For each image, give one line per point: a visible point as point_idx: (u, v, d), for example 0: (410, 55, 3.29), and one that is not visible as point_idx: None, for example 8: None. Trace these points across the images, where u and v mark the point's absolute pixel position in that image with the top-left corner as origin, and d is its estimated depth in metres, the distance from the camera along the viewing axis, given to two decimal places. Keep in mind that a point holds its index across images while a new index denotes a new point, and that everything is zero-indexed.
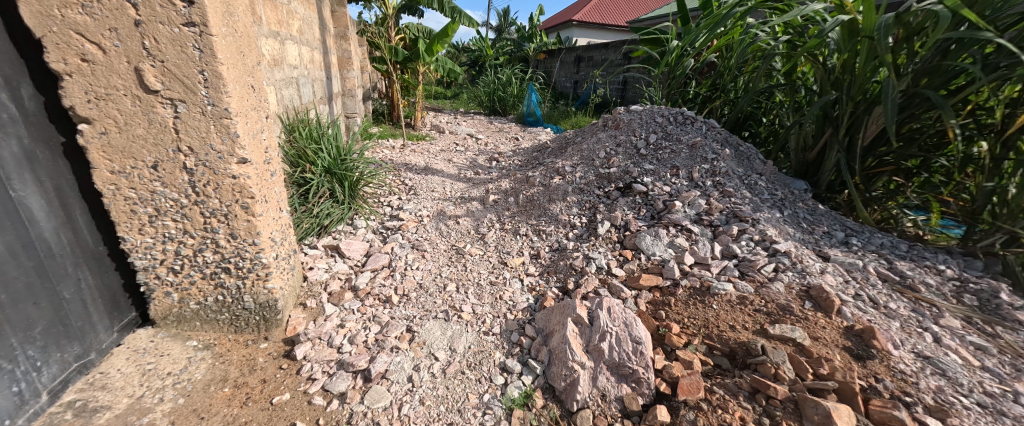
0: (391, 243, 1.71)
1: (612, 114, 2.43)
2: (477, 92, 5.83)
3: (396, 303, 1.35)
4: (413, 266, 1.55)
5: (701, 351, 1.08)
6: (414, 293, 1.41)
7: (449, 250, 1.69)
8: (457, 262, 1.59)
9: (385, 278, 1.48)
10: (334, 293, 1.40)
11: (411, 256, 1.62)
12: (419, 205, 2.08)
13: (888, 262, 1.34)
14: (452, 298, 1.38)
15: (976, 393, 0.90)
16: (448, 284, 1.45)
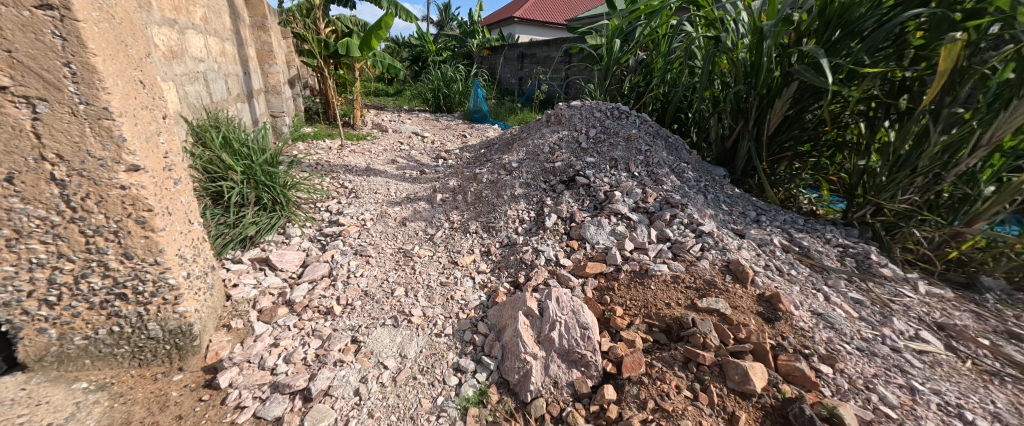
0: (331, 250, 1.60)
1: (554, 110, 2.46)
2: (420, 88, 5.66)
3: (338, 314, 1.28)
4: (357, 273, 1.47)
5: (641, 329, 1.15)
6: (359, 302, 1.34)
7: (395, 253, 1.62)
8: (405, 266, 1.54)
9: (325, 289, 1.39)
10: (266, 309, 1.28)
11: (354, 262, 1.53)
12: (361, 208, 1.97)
13: (790, 235, 1.53)
14: (401, 302, 1.33)
15: (856, 340, 1.07)
16: (396, 289, 1.39)
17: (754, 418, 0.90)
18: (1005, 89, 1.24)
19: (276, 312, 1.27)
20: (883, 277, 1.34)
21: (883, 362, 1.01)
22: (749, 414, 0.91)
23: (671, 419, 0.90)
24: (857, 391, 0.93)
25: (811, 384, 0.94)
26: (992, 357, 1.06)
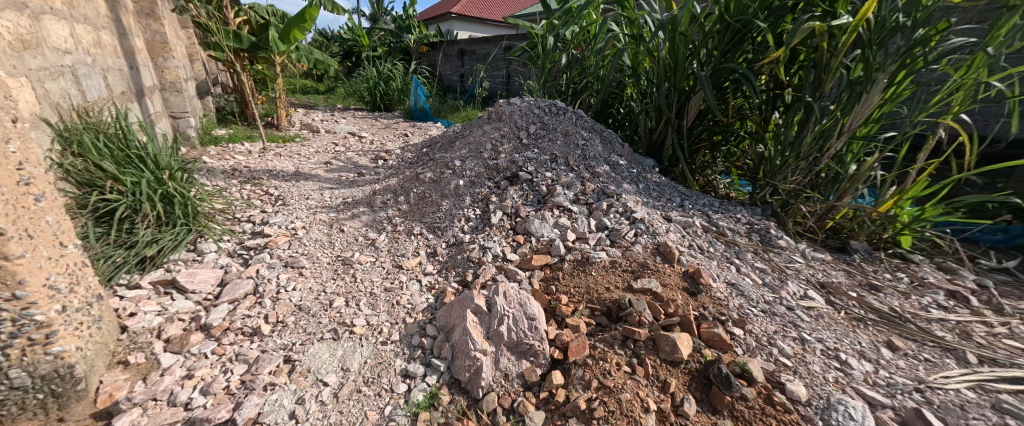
0: (256, 265, 1.45)
1: (494, 107, 2.41)
2: (354, 86, 5.33)
3: (268, 334, 1.17)
4: (288, 288, 1.35)
5: (585, 314, 1.20)
6: (293, 318, 1.23)
7: (333, 263, 1.52)
8: (345, 274, 1.44)
9: (250, 308, 1.26)
10: (176, 337, 1.14)
11: (285, 276, 1.40)
12: (289, 217, 1.81)
13: (709, 216, 1.69)
14: (341, 314, 1.25)
15: (760, 304, 1.22)
16: (335, 300, 1.30)
17: (683, 383, 0.98)
18: (858, 84, 1.50)
19: (188, 340, 1.13)
20: (782, 247, 1.53)
21: (781, 320, 1.16)
22: (679, 380, 0.99)
23: (611, 394, 0.95)
24: (763, 348, 1.06)
25: (728, 346, 1.06)
26: (860, 307, 1.27)
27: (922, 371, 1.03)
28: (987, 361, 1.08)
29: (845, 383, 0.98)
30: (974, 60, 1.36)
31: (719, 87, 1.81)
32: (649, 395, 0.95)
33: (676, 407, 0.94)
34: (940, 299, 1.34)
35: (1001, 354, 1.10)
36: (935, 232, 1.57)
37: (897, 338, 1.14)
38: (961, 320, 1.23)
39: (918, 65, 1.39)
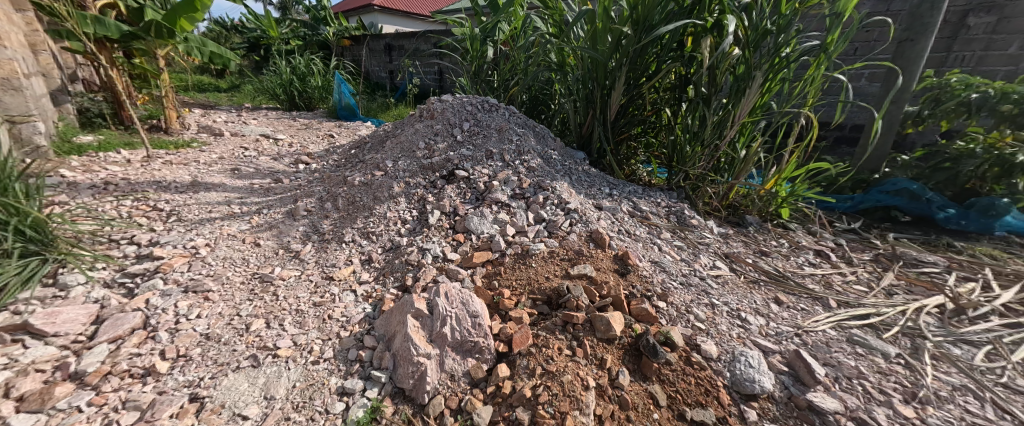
0: (144, 294, 1.22)
1: (426, 104, 2.35)
2: (264, 83, 4.81)
3: (166, 371, 0.99)
4: (192, 316, 1.17)
5: (527, 305, 1.24)
6: (199, 350, 1.07)
7: (249, 282, 1.36)
8: (264, 294, 1.31)
9: (140, 345, 1.05)
10: (33, 393, 0.89)
11: (185, 303, 1.22)
12: (187, 234, 1.58)
13: (635, 204, 1.83)
14: (261, 337, 1.12)
15: (679, 277, 1.36)
16: (253, 322, 1.17)
17: (618, 358, 1.06)
18: (743, 79, 1.74)
19: (52, 393, 0.90)
20: (695, 226, 1.72)
21: (695, 289, 1.31)
22: (614, 355, 1.07)
23: (553, 377, 0.99)
24: (683, 317, 1.19)
25: (654, 319, 1.16)
26: (755, 270, 1.49)
27: (800, 317, 1.25)
28: (842, 304, 1.35)
29: (747, 337, 1.14)
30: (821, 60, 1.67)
31: (633, 82, 1.96)
32: (588, 373, 1.01)
33: (612, 381, 1.01)
34: (811, 260, 1.62)
35: (852, 297, 1.38)
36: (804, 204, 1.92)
37: (782, 293, 1.37)
38: (824, 274, 1.52)
39: (783, 64, 1.66)
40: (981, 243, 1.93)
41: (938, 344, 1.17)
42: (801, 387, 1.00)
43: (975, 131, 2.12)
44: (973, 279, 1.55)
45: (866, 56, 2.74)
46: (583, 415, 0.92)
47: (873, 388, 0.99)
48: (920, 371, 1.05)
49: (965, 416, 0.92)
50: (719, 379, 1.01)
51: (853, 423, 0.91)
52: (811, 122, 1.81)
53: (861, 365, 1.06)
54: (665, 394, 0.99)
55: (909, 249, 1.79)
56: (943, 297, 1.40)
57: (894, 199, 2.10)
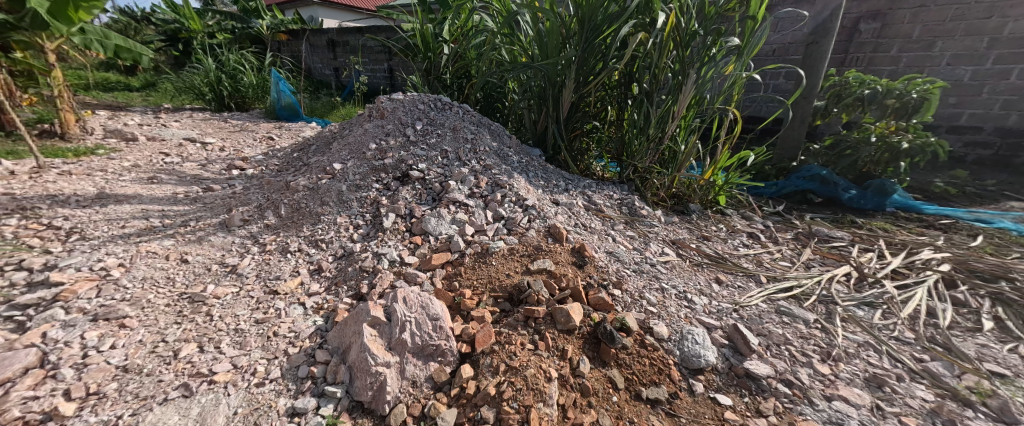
0: (37, 329, 1.03)
1: (374, 102, 2.25)
2: (185, 80, 4.32)
3: (74, 414, 0.85)
4: (105, 347, 1.01)
5: (488, 303, 1.22)
6: (115, 384, 0.92)
7: (175, 304, 1.20)
8: (194, 315, 1.16)
9: (35, 387, 0.88)
10: None
11: (94, 334, 1.04)
12: (93, 255, 1.36)
13: (590, 197, 1.88)
14: (193, 363, 0.99)
15: (632, 265, 1.42)
16: (184, 346, 1.04)
17: (579, 348, 1.08)
18: (679, 76, 1.87)
19: None
20: (645, 216, 1.81)
21: (647, 275, 1.37)
22: (574, 345, 1.08)
23: (517, 373, 0.99)
24: (637, 303, 1.24)
25: (611, 307, 1.20)
26: (698, 254, 1.59)
27: (736, 294, 1.36)
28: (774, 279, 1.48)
29: (693, 317, 1.21)
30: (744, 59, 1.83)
31: (582, 80, 2.02)
32: (550, 365, 1.02)
33: (574, 370, 1.03)
34: (745, 242, 1.77)
35: (778, 272, 1.53)
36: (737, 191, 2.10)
37: (722, 273, 1.49)
38: (756, 253, 1.67)
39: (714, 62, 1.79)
40: (875, 217, 2.21)
41: (847, 308, 1.35)
42: (739, 357, 1.09)
43: (866, 123, 2.47)
44: (871, 249, 1.78)
45: (782, 56, 3.04)
46: (547, 406, 0.92)
47: (798, 352, 1.12)
48: (832, 333, 1.21)
49: (868, 368, 1.08)
50: (671, 358, 1.07)
51: (782, 385, 1.02)
52: (739, 116, 1.99)
53: (788, 333, 1.18)
54: (623, 377, 1.03)
55: (820, 227, 2.02)
56: (848, 267, 1.59)
57: (809, 183, 2.41)
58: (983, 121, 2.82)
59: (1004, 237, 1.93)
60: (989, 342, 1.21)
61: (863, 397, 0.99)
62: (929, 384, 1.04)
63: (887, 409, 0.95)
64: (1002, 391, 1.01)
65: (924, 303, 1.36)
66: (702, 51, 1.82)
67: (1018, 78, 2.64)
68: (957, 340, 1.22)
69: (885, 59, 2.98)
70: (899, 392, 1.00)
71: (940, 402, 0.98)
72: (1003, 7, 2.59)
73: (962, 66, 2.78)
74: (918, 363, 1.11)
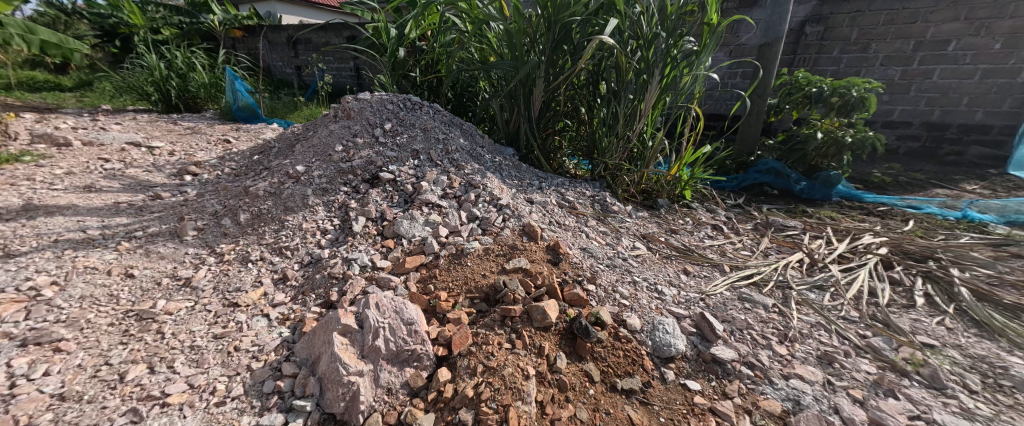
0: None
1: (340, 102, 2.16)
2: (127, 79, 3.98)
3: None
4: (37, 376, 0.91)
5: (465, 305, 1.20)
6: (50, 415, 0.83)
7: (120, 322, 1.11)
8: (143, 334, 1.07)
9: None
10: None
11: (24, 361, 0.94)
12: (21, 274, 1.23)
13: (563, 195, 1.90)
14: (143, 386, 0.91)
15: (605, 260, 1.44)
16: (131, 368, 0.95)
17: (556, 344, 1.08)
18: (645, 75, 1.92)
19: None
20: (617, 212, 1.84)
21: (619, 269, 1.40)
22: (551, 342, 1.08)
23: (495, 373, 0.97)
24: (610, 297, 1.25)
25: (586, 302, 1.21)
26: (667, 247, 1.64)
27: (702, 283, 1.41)
28: (737, 268, 1.55)
29: (663, 307, 1.24)
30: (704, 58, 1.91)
31: (551, 79, 2.03)
32: (528, 363, 1.01)
33: (551, 366, 1.03)
34: (710, 233, 1.84)
35: (740, 261, 1.60)
36: (701, 185, 2.19)
37: (689, 264, 1.54)
38: (719, 244, 1.74)
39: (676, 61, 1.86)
40: (822, 207, 2.37)
41: (800, 292, 1.43)
42: (706, 344, 1.13)
43: (814, 120, 2.63)
44: (819, 236, 1.90)
45: (739, 56, 3.18)
46: (525, 404, 0.91)
47: (758, 335, 1.17)
48: (788, 315, 1.28)
49: (819, 346, 1.15)
50: (643, 348, 1.09)
51: (745, 367, 1.06)
52: (702, 113, 2.07)
53: (749, 318, 1.24)
54: (599, 370, 1.04)
55: (777, 217, 2.12)
56: (800, 253, 1.69)
57: (765, 177, 2.57)
58: (912, 117, 3.13)
59: (933, 221, 2.13)
60: (921, 316, 1.33)
61: (816, 373, 1.05)
62: (872, 358, 1.12)
63: (837, 384, 1.02)
64: (933, 360, 1.11)
65: (866, 283, 1.47)
66: (666, 50, 1.87)
67: (939, 78, 2.96)
68: (895, 316, 1.33)
69: (828, 60, 3.29)
70: (847, 367, 1.08)
71: (881, 373, 1.06)
72: (925, 13, 2.91)
73: (893, 66, 3.08)
74: (862, 339, 1.20)
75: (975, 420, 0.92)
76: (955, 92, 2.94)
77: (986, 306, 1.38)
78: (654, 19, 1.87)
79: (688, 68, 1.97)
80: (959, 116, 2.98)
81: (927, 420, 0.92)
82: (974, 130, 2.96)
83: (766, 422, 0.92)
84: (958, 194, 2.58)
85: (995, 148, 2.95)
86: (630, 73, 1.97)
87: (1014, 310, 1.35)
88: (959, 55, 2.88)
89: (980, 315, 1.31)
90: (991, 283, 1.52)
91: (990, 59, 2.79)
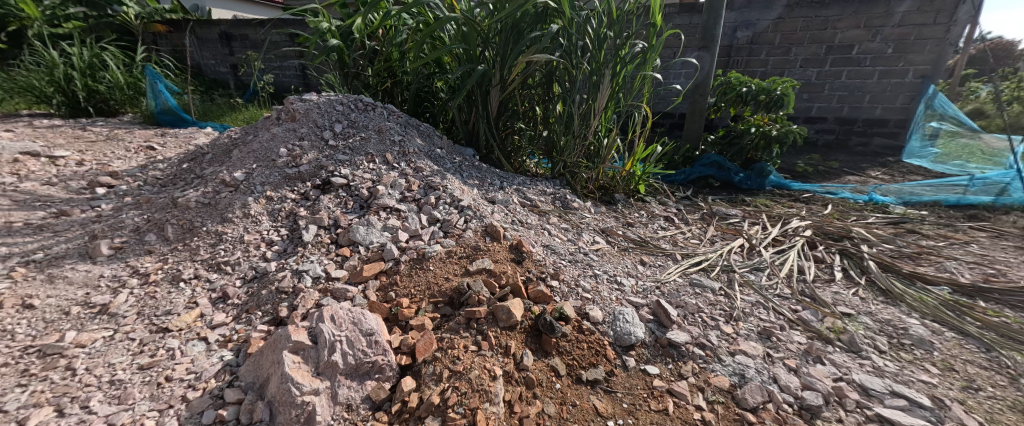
0: None
1: (283, 104, 2.02)
2: (20, 78, 3.45)
3: None
4: None
5: (428, 310, 1.16)
6: None
7: (17, 362, 0.96)
8: (47, 373, 0.93)
9: None
10: None
11: None
12: None
13: (524, 194, 1.90)
14: None
15: (567, 255, 1.45)
16: (33, 413, 0.82)
17: (522, 343, 1.07)
18: (596, 76, 1.96)
19: None
20: (576, 209, 1.88)
21: (581, 264, 1.42)
22: (517, 340, 1.07)
23: (461, 377, 0.94)
24: (573, 291, 1.26)
25: (550, 298, 1.20)
26: (624, 240, 1.69)
27: (657, 272, 1.47)
28: (686, 255, 1.63)
29: (623, 298, 1.27)
30: (650, 59, 2.00)
31: (506, 80, 2.03)
32: (495, 363, 0.99)
33: (518, 365, 1.01)
34: (663, 225, 1.92)
35: (690, 249, 1.68)
36: (653, 180, 2.29)
37: (645, 255, 1.59)
38: (671, 234, 1.82)
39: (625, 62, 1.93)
40: (759, 195, 2.55)
41: (743, 274, 1.52)
42: (662, 330, 1.16)
43: (747, 115, 2.85)
44: (757, 222, 2.04)
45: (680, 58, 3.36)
46: (493, 405, 0.89)
47: (708, 317, 1.23)
48: (732, 297, 1.35)
49: (759, 323, 1.23)
50: (606, 339, 1.11)
51: (697, 348, 1.11)
52: (651, 112, 2.16)
53: (700, 302, 1.30)
54: (564, 363, 1.04)
55: (721, 207, 2.25)
56: (741, 239, 1.81)
57: (708, 170, 2.71)
58: (827, 113, 3.58)
59: (846, 204, 2.38)
60: (840, 288, 1.47)
61: (757, 348, 1.12)
62: (803, 329, 1.22)
63: (775, 355, 1.09)
64: (850, 327, 1.23)
65: (795, 263, 1.60)
66: (614, 52, 1.93)
67: (848, 78, 3.43)
68: (820, 290, 1.46)
69: (757, 62, 3.64)
70: (782, 339, 1.16)
71: (810, 342, 1.15)
72: (833, 21, 3.33)
73: (810, 68, 3.51)
74: (794, 313, 1.30)
75: (884, 376, 1.04)
76: (860, 90, 3.42)
77: (891, 276, 1.56)
78: (603, 22, 1.93)
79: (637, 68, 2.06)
80: (863, 111, 3.48)
81: (848, 380, 1.02)
82: (876, 123, 3.47)
83: (716, 397, 0.97)
84: (867, 178, 2.91)
85: (893, 139, 3.47)
86: (582, 73, 2.01)
87: (911, 278, 1.54)
88: (861, 58, 3.35)
89: (885, 284, 1.48)
90: (894, 256, 1.73)
91: (885, 62, 3.29)
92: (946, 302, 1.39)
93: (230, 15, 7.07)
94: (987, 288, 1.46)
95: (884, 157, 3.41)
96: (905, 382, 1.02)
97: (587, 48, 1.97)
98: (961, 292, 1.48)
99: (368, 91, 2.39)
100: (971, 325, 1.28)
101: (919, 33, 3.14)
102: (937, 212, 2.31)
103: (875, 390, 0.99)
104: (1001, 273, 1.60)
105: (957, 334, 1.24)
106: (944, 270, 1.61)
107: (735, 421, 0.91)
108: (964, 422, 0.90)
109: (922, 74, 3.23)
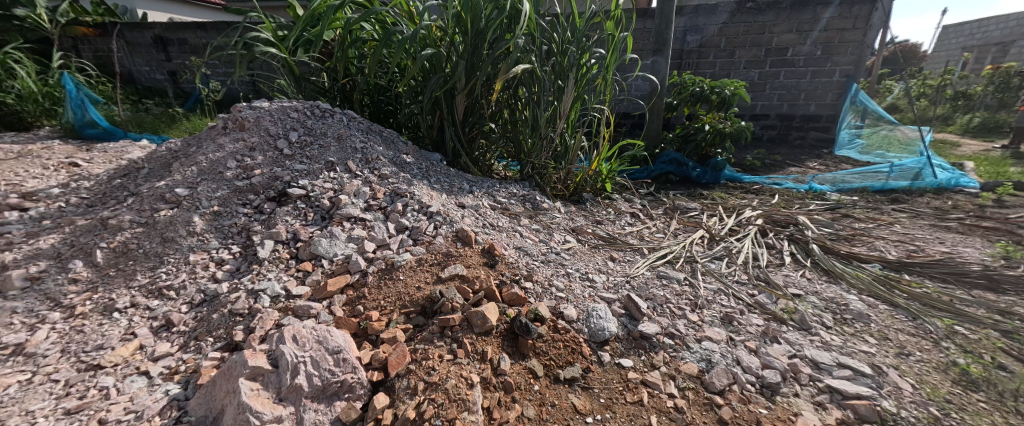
0: None
1: (229, 111, 1.88)
2: None
3: None
4: None
5: (399, 322, 1.12)
6: None
7: None
8: None
9: None
10: None
11: None
12: None
13: (494, 197, 1.89)
14: None
15: (540, 256, 1.46)
16: None
17: (500, 347, 1.05)
18: (560, 80, 1.99)
19: None
20: (546, 209, 1.90)
21: (553, 263, 1.43)
22: (494, 345, 1.05)
23: (437, 388, 0.90)
24: (547, 291, 1.27)
25: (525, 300, 1.20)
26: (594, 237, 1.73)
27: (627, 267, 1.51)
28: (652, 250, 1.68)
29: (595, 294, 1.29)
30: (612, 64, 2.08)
31: (472, 84, 1.99)
32: (471, 371, 0.96)
33: (495, 370, 1.00)
34: (629, 221, 1.98)
35: (655, 243, 1.74)
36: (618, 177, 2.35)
37: (615, 251, 1.63)
38: (638, 230, 1.88)
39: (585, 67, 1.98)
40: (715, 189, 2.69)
41: (704, 264, 1.60)
42: (634, 323, 1.19)
43: (700, 114, 3.01)
44: (714, 214, 2.15)
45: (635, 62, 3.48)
46: (472, 413, 0.86)
47: (675, 307, 1.27)
48: (696, 286, 1.42)
49: (722, 309, 1.29)
50: (581, 337, 1.11)
51: (667, 338, 1.15)
52: (614, 113, 2.22)
53: (668, 293, 1.34)
54: (542, 364, 1.04)
55: (681, 201, 2.36)
56: (701, 231, 1.90)
57: (668, 166, 2.83)
58: (769, 110, 3.87)
59: (790, 193, 2.57)
60: (790, 271, 1.58)
61: (721, 333, 1.18)
62: (760, 312, 1.30)
63: (736, 339, 1.15)
64: (800, 307, 1.32)
65: (751, 250, 1.70)
66: (577, 56, 1.97)
67: (785, 78, 3.72)
68: (772, 274, 1.56)
69: (706, 64, 3.85)
70: (742, 323, 1.22)
71: (766, 324, 1.22)
72: (769, 27, 3.60)
73: (753, 69, 3.76)
74: (751, 297, 1.38)
75: (831, 349, 1.13)
76: (796, 89, 3.73)
77: (831, 258, 1.70)
78: (565, 28, 1.97)
79: (598, 72, 2.12)
80: (799, 108, 3.78)
81: (802, 357, 1.09)
82: (811, 119, 3.78)
83: (687, 384, 1.00)
84: (806, 169, 3.16)
85: (825, 132, 3.79)
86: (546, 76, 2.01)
87: (847, 258, 1.69)
88: (795, 60, 3.65)
89: (827, 264, 1.61)
90: (833, 239, 1.88)
91: (815, 63, 3.61)
92: (878, 277, 1.53)
93: (165, 18, 6.53)
94: (911, 263, 1.63)
95: (820, 149, 3.72)
96: (849, 353, 1.11)
97: (552, 53, 2.01)
98: (889, 268, 1.63)
99: (324, 96, 2.27)
100: (899, 297, 1.41)
101: (842, 37, 3.47)
102: (866, 197, 2.55)
103: (824, 364, 1.07)
104: (921, 248, 1.79)
105: (889, 306, 1.37)
106: (874, 249, 1.78)
107: (705, 405, 0.95)
108: (898, 385, 0.99)
109: (846, 74, 3.57)
